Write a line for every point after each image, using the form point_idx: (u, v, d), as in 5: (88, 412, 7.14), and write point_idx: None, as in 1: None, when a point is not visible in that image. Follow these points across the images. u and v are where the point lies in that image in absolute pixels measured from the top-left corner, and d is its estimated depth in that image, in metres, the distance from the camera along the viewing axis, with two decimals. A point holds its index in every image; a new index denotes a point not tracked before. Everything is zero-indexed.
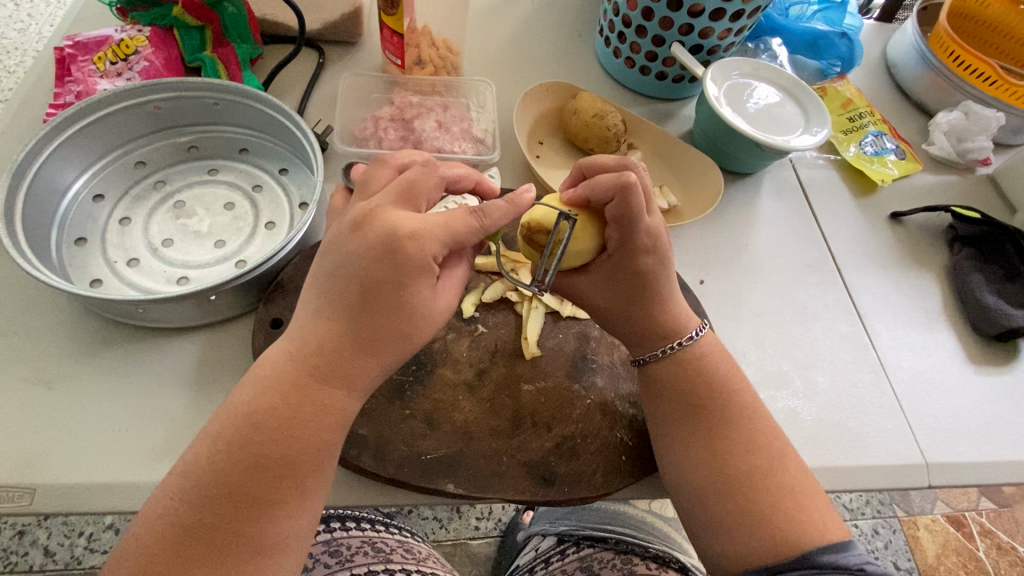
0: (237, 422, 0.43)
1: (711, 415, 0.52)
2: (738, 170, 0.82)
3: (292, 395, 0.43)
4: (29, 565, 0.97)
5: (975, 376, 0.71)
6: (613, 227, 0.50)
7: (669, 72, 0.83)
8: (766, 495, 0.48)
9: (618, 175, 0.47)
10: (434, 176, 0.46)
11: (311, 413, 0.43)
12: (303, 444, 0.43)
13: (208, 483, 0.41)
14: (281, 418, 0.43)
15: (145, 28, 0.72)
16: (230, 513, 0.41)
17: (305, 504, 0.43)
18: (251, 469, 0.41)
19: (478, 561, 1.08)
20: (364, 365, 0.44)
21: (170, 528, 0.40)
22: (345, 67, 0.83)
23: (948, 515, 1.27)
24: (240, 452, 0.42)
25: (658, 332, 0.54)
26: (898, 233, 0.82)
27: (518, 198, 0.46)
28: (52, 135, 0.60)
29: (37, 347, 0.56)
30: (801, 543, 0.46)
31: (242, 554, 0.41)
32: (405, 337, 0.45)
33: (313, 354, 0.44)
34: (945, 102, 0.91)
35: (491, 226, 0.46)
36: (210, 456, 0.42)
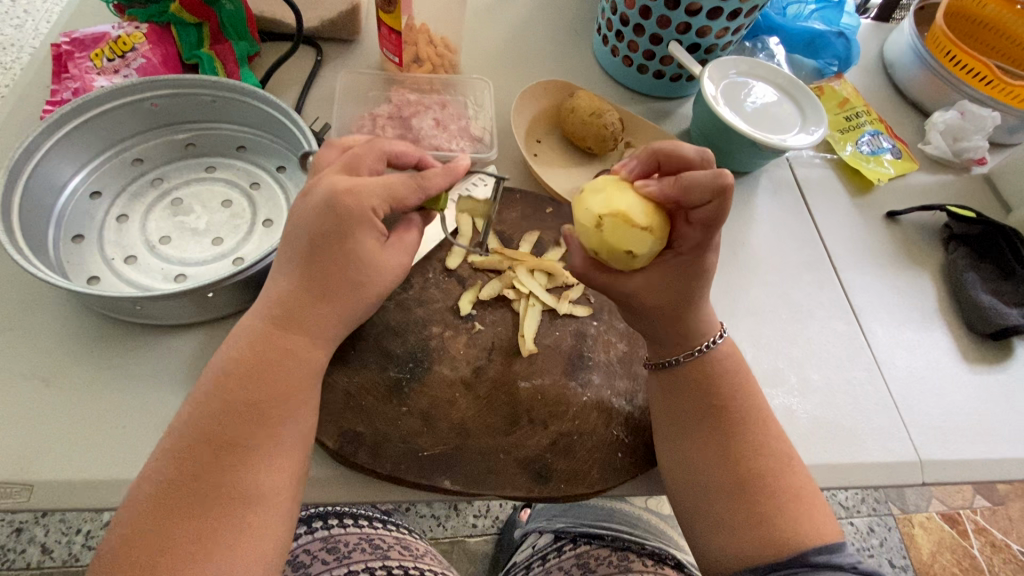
0: (211, 378, 0.44)
1: (727, 413, 0.52)
2: (735, 169, 0.82)
3: (258, 343, 0.46)
4: (27, 562, 0.97)
5: (969, 374, 0.71)
6: (696, 227, 0.49)
7: (667, 71, 0.84)
8: (771, 492, 0.49)
9: (718, 175, 0.45)
10: (377, 149, 0.51)
11: (275, 358, 0.45)
12: (273, 389, 0.44)
13: (187, 437, 0.42)
14: (251, 368, 0.45)
15: (143, 25, 0.72)
16: (209, 463, 0.41)
17: (282, 455, 0.44)
18: (227, 417, 0.43)
19: (476, 559, 1.08)
20: (322, 310, 0.47)
21: (149, 484, 0.41)
22: (342, 64, 0.83)
23: (943, 513, 1.27)
24: (213, 403, 0.43)
25: (695, 330, 0.54)
26: (894, 232, 0.82)
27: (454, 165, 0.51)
28: (51, 129, 0.60)
29: (33, 344, 0.56)
30: (799, 542, 0.47)
31: (223, 504, 0.41)
32: (355, 284, 0.48)
33: (278, 305, 0.47)
34: (942, 102, 0.92)
35: (432, 187, 0.49)
36: (186, 413, 0.43)
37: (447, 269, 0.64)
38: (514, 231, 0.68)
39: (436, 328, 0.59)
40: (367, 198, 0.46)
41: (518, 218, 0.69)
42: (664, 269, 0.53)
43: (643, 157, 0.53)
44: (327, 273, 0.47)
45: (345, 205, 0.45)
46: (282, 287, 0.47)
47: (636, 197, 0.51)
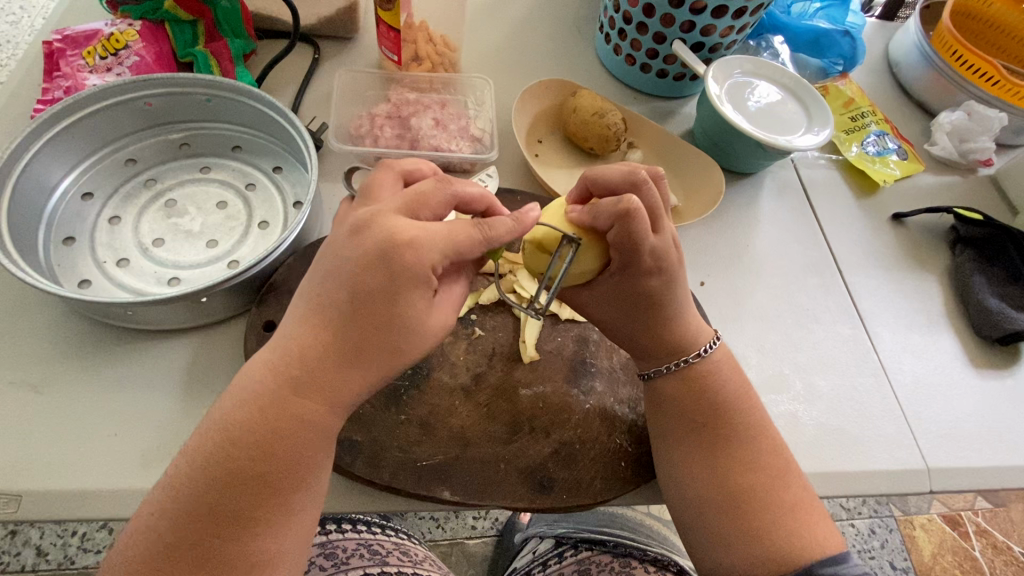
0: (216, 436, 0.42)
1: (719, 429, 0.51)
2: (739, 170, 0.81)
3: (268, 404, 0.42)
4: (21, 566, 0.96)
5: (977, 379, 0.70)
6: (616, 250, 0.48)
7: (670, 70, 0.82)
8: (767, 510, 0.48)
9: (619, 201, 0.45)
10: (446, 191, 0.46)
11: (285, 425, 0.42)
12: (285, 458, 0.42)
13: (191, 503, 0.40)
14: (259, 435, 0.41)
15: (136, 22, 0.71)
16: (215, 535, 0.40)
17: (291, 522, 0.42)
18: (232, 486, 0.41)
19: (475, 561, 1.07)
20: (348, 377, 0.42)
21: (151, 551, 0.40)
22: (340, 63, 0.81)
23: (944, 515, 1.27)
24: (217, 470, 0.41)
25: (663, 349, 0.53)
26: (900, 234, 0.81)
27: (522, 217, 0.45)
28: (40, 131, 0.58)
29: (23, 349, 0.55)
30: (799, 558, 0.46)
31: (232, 573, 0.40)
32: (393, 353, 0.43)
33: (295, 365, 0.42)
34: (948, 102, 0.91)
35: (496, 241, 0.44)
36: (188, 475, 0.41)
37: None
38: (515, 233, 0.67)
39: None
40: (426, 251, 0.42)
41: None
42: (606, 292, 0.52)
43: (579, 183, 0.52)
44: (353, 337, 0.42)
45: (402, 259, 0.41)
46: (305, 341, 0.43)
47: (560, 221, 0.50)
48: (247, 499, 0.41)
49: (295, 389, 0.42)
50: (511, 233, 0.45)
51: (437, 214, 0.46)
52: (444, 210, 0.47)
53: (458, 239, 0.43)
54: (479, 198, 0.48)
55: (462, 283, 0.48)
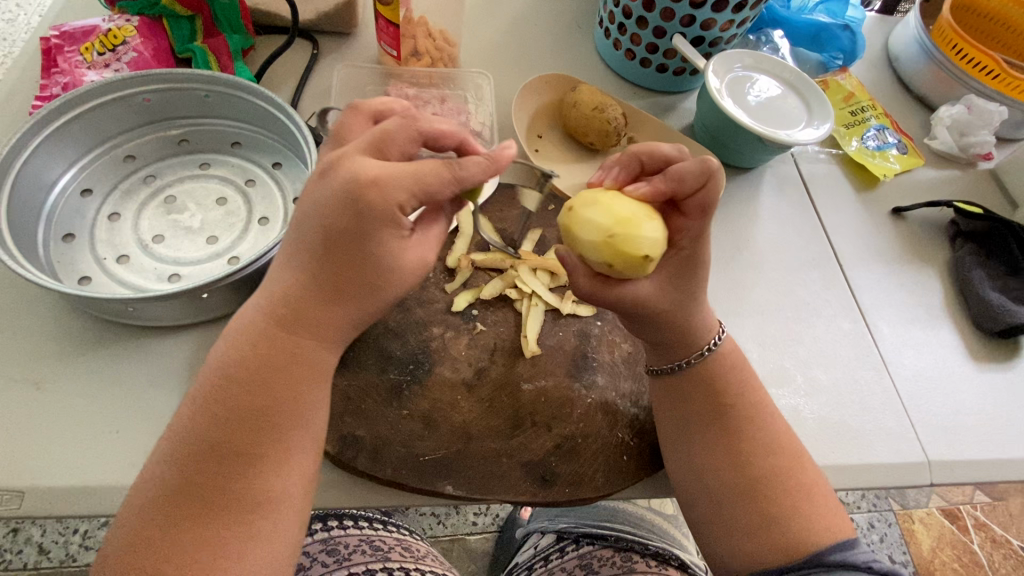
0: (214, 378, 0.43)
1: (736, 416, 0.51)
2: (741, 164, 0.81)
3: (256, 351, 0.43)
4: (23, 563, 0.96)
5: (977, 373, 0.70)
6: (693, 216, 0.49)
7: (670, 64, 0.82)
8: (783, 496, 0.48)
9: (705, 159, 0.46)
10: (413, 128, 0.44)
11: (279, 362, 0.43)
12: (276, 401, 0.42)
13: (193, 443, 0.41)
14: (253, 373, 0.42)
15: (134, 17, 0.70)
16: (216, 473, 0.41)
17: (290, 462, 0.42)
18: (230, 425, 0.41)
19: (476, 557, 1.08)
20: (332, 313, 0.43)
21: (157, 492, 0.41)
22: (340, 58, 0.81)
23: (943, 508, 1.27)
24: (218, 408, 0.42)
25: (692, 331, 0.52)
26: (901, 228, 0.81)
27: (499, 155, 0.44)
28: (39, 126, 0.58)
29: (23, 346, 0.55)
30: (814, 543, 0.47)
31: (232, 514, 0.40)
32: (374, 290, 0.43)
33: (283, 305, 0.43)
34: (948, 96, 0.90)
35: (469, 180, 0.42)
36: (187, 417, 0.42)
37: (447, 268, 0.62)
38: (515, 228, 0.67)
39: (437, 329, 0.58)
40: (392, 192, 0.40)
41: (519, 216, 0.68)
42: (671, 269, 0.50)
43: (624, 160, 0.52)
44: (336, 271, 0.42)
45: (366, 200, 0.39)
46: (289, 282, 0.43)
47: (632, 202, 0.50)
48: (245, 434, 0.41)
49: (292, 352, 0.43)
50: (485, 171, 0.43)
51: (405, 153, 0.44)
52: (412, 148, 0.45)
53: (424, 176, 0.40)
54: (450, 135, 0.47)
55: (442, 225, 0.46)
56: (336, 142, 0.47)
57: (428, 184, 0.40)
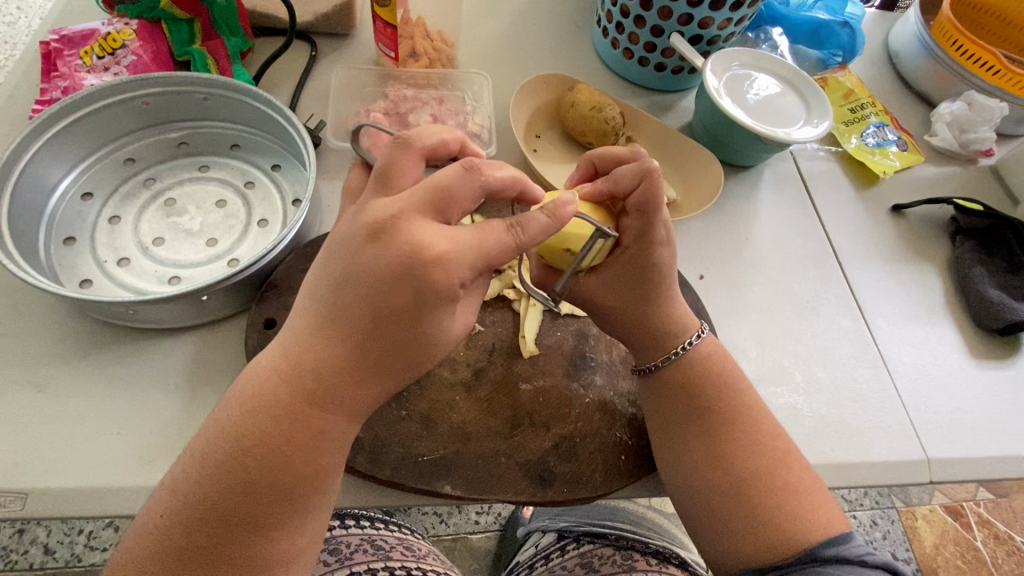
0: (231, 444, 0.41)
1: (721, 413, 0.51)
2: (739, 163, 0.81)
3: (291, 412, 0.41)
4: (29, 563, 0.97)
5: (977, 370, 0.70)
6: (633, 216, 0.49)
7: (668, 63, 0.82)
8: (769, 493, 0.48)
9: (643, 161, 0.47)
10: (474, 184, 0.41)
11: (307, 439, 0.41)
12: (310, 465, 0.42)
13: (209, 510, 0.40)
14: (279, 447, 0.41)
15: (133, 21, 0.70)
16: (233, 540, 0.40)
17: (308, 526, 0.43)
18: (253, 492, 0.40)
19: (478, 555, 1.08)
20: (369, 388, 0.42)
21: (165, 552, 0.40)
22: (338, 59, 0.81)
23: (945, 505, 1.27)
24: (236, 478, 0.40)
25: (668, 332, 0.54)
26: (900, 226, 0.81)
27: (558, 211, 0.43)
28: (39, 131, 0.59)
29: (25, 349, 0.55)
30: (804, 541, 0.46)
31: (251, 571, 0.41)
32: (416, 365, 0.43)
33: (311, 379, 0.41)
34: (948, 92, 0.90)
35: (528, 245, 0.42)
36: (200, 481, 0.40)
37: None
38: None
39: None
40: (457, 271, 0.40)
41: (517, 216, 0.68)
42: (616, 270, 0.51)
43: (582, 164, 0.55)
44: (372, 353, 0.41)
45: (428, 278, 0.39)
46: (319, 355, 0.41)
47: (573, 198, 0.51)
48: (267, 507, 0.40)
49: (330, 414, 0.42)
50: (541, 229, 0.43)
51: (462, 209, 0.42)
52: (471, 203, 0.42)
53: (488, 246, 0.41)
54: (511, 182, 0.44)
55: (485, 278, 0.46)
56: (382, 181, 0.44)
57: (489, 254, 0.41)
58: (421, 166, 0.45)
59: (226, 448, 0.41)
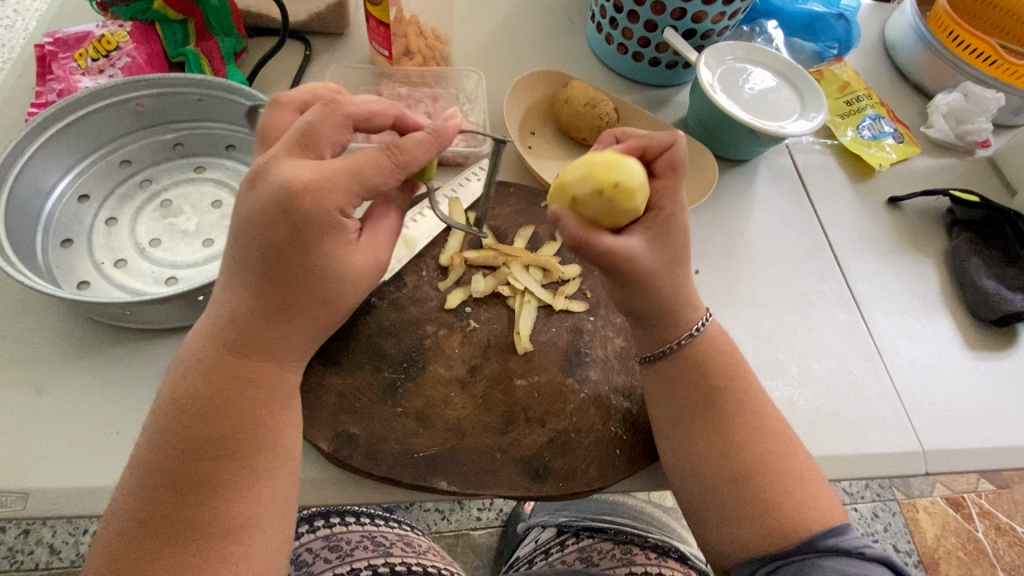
0: (168, 409, 0.43)
1: (729, 401, 0.51)
2: (733, 157, 0.81)
3: (217, 370, 0.44)
4: (36, 563, 0.98)
5: (973, 361, 0.70)
6: (664, 174, 0.50)
7: (663, 58, 0.82)
8: (777, 481, 0.49)
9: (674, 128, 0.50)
10: (337, 116, 0.45)
11: (238, 385, 0.44)
12: (242, 413, 0.43)
13: (155, 473, 0.41)
14: (209, 399, 0.43)
15: (127, 23, 0.71)
16: (181, 498, 0.41)
17: (258, 480, 0.43)
18: (191, 447, 0.42)
19: (480, 551, 1.09)
20: (286, 331, 0.45)
21: (123, 526, 0.41)
22: (333, 59, 0.81)
23: (947, 497, 1.27)
24: (175, 435, 0.42)
25: (684, 313, 0.52)
26: (896, 218, 0.81)
27: (441, 129, 0.47)
28: (35, 133, 0.59)
29: (24, 350, 0.56)
30: (807, 527, 0.47)
31: (208, 531, 0.41)
32: (325, 303, 0.46)
33: (233, 331, 0.44)
34: (944, 83, 0.90)
35: (410, 162, 0.45)
36: (144, 450, 0.42)
37: (440, 266, 0.63)
38: (509, 226, 0.67)
39: (431, 327, 0.59)
40: (329, 197, 0.42)
41: (511, 213, 0.68)
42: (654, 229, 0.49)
43: (605, 139, 0.55)
44: (291, 293, 0.44)
45: (305, 210, 0.41)
46: (236, 309, 0.44)
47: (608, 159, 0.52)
48: (207, 456, 0.42)
49: (252, 364, 0.45)
50: (424, 147, 0.46)
51: (336, 142, 0.46)
52: (343, 137, 0.46)
53: (363, 168, 0.43)
54: (382, 112, 0.49)
55: (392, 214, 0.50)
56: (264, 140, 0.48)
57: (366, 176, 0.43)
58: (295, 119, 0.49)
59: (160, 411, 0.43)
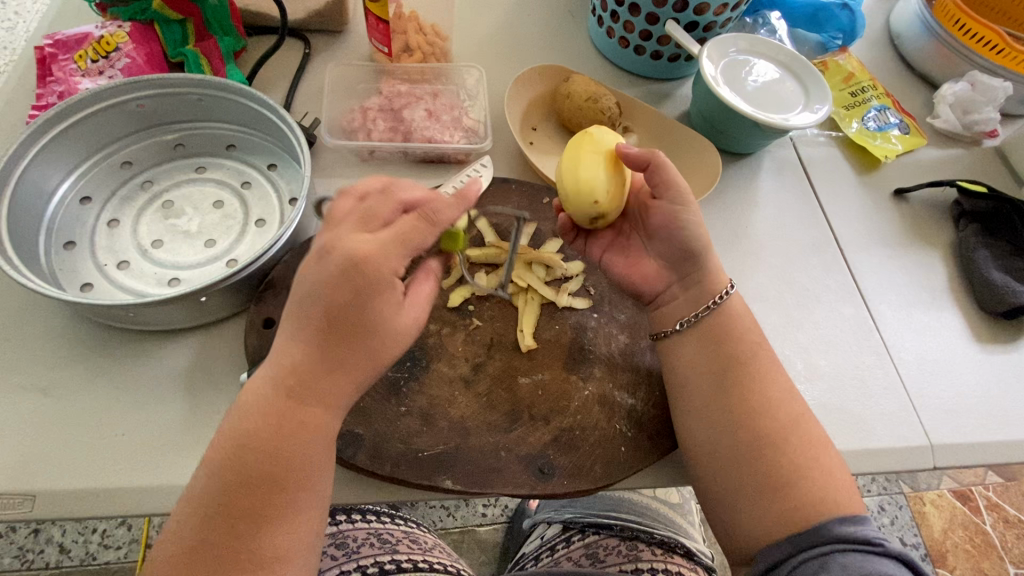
0: (223, 447, 0.43)
1: (751, 373, 0.53)
2: (736, 150, 0.80)
3: (274, 407, 0.44)
4: (46, 562, 0.99)
5: (980, 354, 0.70)
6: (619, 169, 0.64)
7: (665, 51, 0.81)
8: (806, 448, 0.50)
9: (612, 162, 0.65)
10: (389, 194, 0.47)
11: (291, 432, 0.43)
12: (292, 453, 0.43)
13: (208, 505, 0.42)
14: (262, 442, 0.43)
15: (126, 24, 0.71)
16: (226, 531, 0.41)
17: (300, 520, 0.43)
18: (243, 482, 0.42)
19: (486, 547, 1.09)
20: (339, 377, 0.44)
21: (171, 551, 0.41)
22: (332, 56, 0.81)
23: (953, 490, 1.26)
24: (230, 473, 0.42)
25: (707, 287, 0.56)
26: (902, 210, 0.80)
27: (465, 192, 0.50)
28: (36, 136, 0.59)
29: (28, 353, 0.56)
30: (836, 496, 0.48)
31: (247, 565, 0.41)
32: (378, 352, 0.45)
33: (291, 375, 0.44)
34: (950, 73, 0.89)
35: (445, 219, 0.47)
36: (198, 484, 0.43)
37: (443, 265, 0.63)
38: (510, 223, 0.67)
39: (434, 326, 0.58)
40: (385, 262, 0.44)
41: (513, 210, 0.68)
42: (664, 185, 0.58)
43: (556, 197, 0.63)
44: (346, 346, 0.44)
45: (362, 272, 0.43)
46: (295, 355, 0.44)
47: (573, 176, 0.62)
48: (257, 493, 0.42)
49: (306, 406, 0.44)
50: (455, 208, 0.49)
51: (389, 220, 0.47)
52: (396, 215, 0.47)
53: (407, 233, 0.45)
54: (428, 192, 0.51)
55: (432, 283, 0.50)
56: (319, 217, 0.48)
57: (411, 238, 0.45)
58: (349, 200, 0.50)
59: (219, 441, 0.44)
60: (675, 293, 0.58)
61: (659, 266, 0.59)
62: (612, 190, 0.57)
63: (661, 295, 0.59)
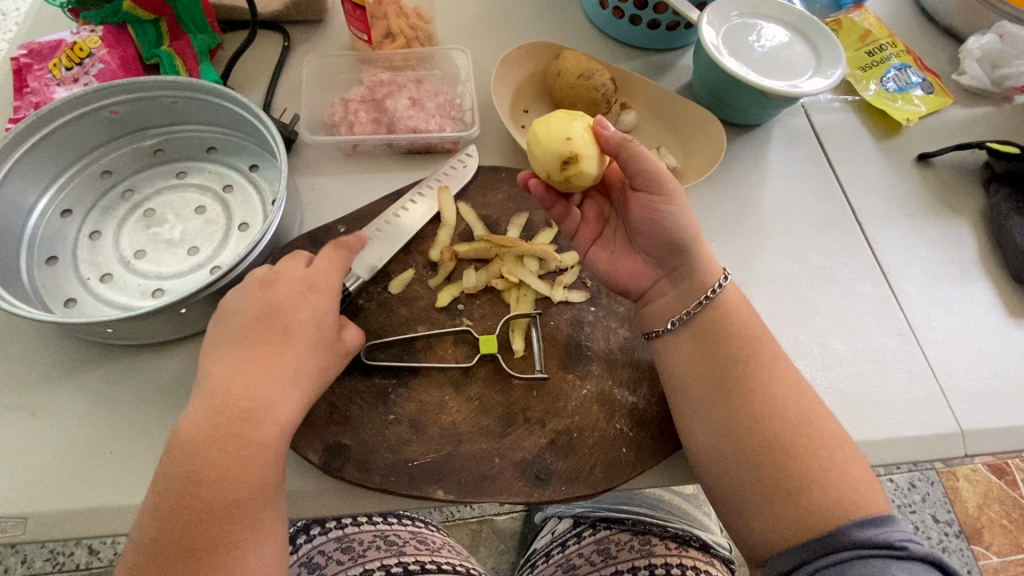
0: (173, 477, 0.42)
1: (756, 370, 0.49)
2: (742, 122, 0.75)
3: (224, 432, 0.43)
4: (77, 564, 1.01)
5: (1015, 330, 0.64)
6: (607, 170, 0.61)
7: (662, 20, 0.76)
8: (820, 446, 0.47)
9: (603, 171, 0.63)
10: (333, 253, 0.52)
11: (246, 455, 0.42)
12: (244, 475, 0.42)
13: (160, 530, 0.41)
14: (216, 467, 0.42)
15: (97, 27, 0.69)
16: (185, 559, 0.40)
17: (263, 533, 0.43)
18: (192, 507, 0.41)
19: (505, 537, 1.08)
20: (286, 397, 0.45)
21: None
22: (314, 48, 0.78)
23: (989, 464, 1.20)
24: (180, 502, 0.41)
25: (699, 278, 0.53)
26: (926, 176, 0.74)
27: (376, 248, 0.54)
28: (9, 151, 0.57)
29: (16, 373, 0.55)
30: (853, 499, 0.45)
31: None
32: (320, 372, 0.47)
33: (244, 399, 0.44)
34: (978, 24, 0.81)
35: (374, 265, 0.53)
36: (152, 520, 0.41)
37: (431, 262, 0.60)
38: (501, 215, 0.64)
39: (421, 328, 0.56)
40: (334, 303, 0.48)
41: (504, 200, 0.64)
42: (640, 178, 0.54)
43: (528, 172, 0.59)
44: (302, 357, 0.46)
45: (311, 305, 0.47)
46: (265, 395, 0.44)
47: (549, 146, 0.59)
48: (209, 520, 0.41)
49: (256, 428, 0.43)
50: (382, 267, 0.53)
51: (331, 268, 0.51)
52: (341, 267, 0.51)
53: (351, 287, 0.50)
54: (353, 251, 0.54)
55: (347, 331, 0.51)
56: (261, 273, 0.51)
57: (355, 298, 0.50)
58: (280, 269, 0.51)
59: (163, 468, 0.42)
60: (664, 289, 0.55)
61: (645, 261, 0.56)
62: (587, 139, 0.55)
63: (648, 291, 0.56)
